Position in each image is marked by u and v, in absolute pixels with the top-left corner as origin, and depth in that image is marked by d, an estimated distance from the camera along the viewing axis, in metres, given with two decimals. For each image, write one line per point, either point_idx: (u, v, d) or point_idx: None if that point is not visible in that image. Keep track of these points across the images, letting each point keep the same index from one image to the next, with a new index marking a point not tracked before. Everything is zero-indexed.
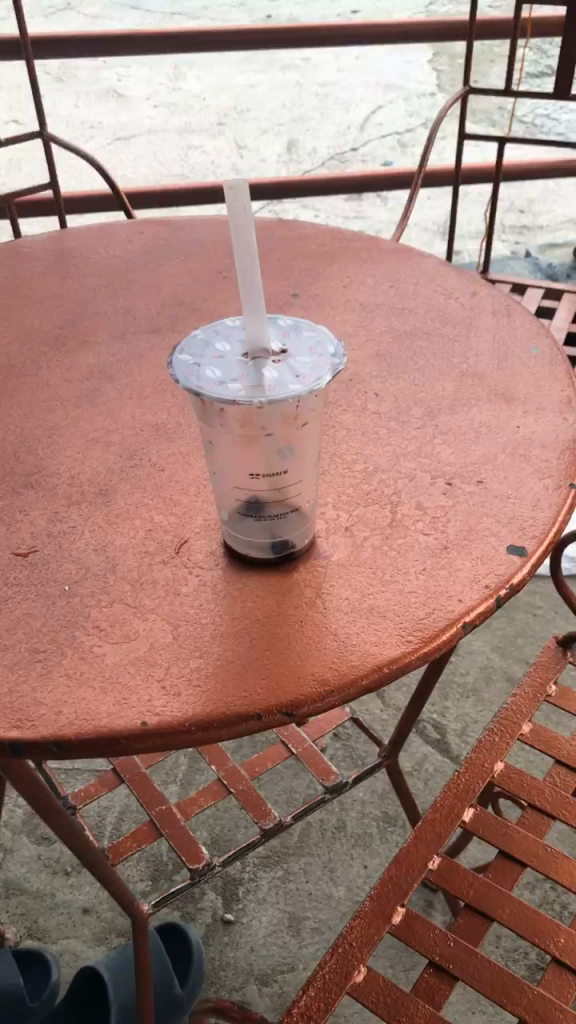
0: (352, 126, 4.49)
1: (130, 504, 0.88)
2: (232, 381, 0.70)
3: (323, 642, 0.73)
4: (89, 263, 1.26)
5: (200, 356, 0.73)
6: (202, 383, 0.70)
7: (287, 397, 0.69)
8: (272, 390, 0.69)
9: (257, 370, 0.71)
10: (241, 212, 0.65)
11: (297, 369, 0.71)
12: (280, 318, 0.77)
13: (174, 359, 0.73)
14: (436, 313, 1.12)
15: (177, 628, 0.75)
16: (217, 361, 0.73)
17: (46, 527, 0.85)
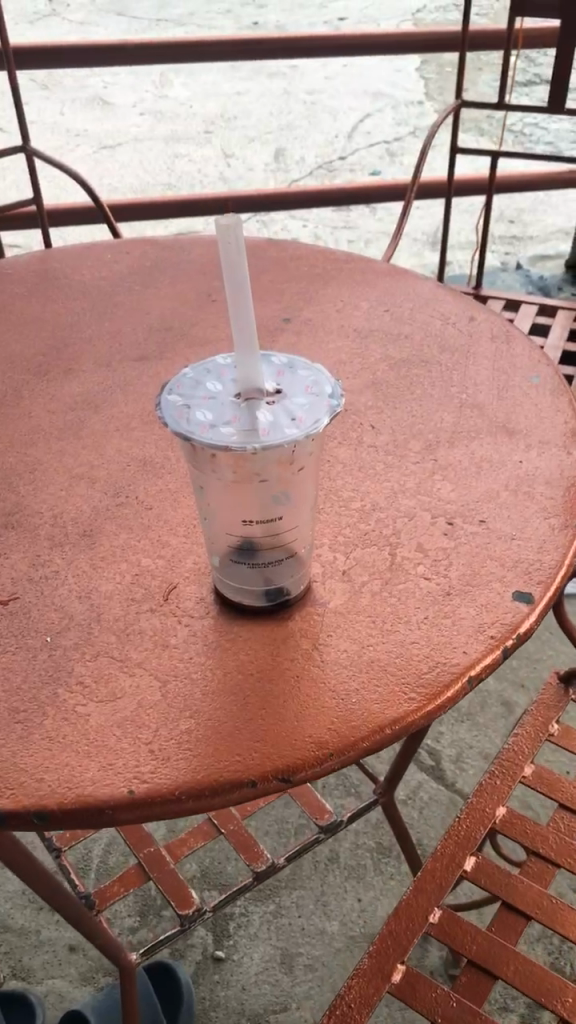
0: (340, 133, 4.28)
1: (116, 546, 0.83)
2: (223, 424, 0.67)
3: (322, 700, 0.69)
4: (73, 285, 1.22)
5: (191, 397, 0.69)
6: (192, 427, 0.66)
7: (283, 443, 0.65)
8: (266, 435, 0.65)
9: (250, 412, 0.67)
10: (232, 247, 0.62)
11: (293, 412, 0.68)
12: (274, 355, 0.74)
13: (162, 399, 0.69)
14: (433, 339, 1.08)
15: (165, 686, 0.71)
16: (208, 403, 0.69)
17: (27, 572, 0.81)
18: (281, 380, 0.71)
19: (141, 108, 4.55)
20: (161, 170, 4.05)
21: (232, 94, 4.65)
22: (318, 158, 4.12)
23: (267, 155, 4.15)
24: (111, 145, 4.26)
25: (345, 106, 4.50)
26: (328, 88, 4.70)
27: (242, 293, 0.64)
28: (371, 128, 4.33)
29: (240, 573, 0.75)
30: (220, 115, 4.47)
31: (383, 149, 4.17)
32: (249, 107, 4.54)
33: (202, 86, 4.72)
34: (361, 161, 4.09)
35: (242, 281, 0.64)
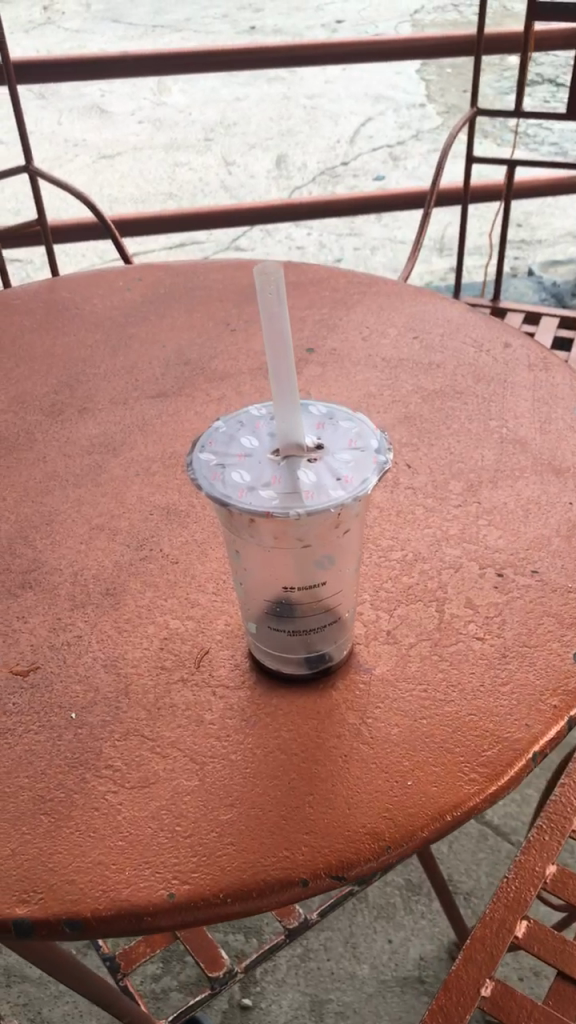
0: (342, 139, 4.20)
1: (141, 606, 0.77)
2: (263, 485, 0.61)
3: (376, 786, 0.64)
4: (85, 315, 1.16)
5: (225, 454, 0.64)
6: (229, 489, 0.61)
7: (328, 508, 0.59)
8: (311, 498, 0.59)
9: (291, 472, 0.62)
10: (273, 295, 0.57)
11: (338, 470, 0.62)
12: (313, 403, 0.68)
13: (194, 457, 0.64)
14: (467, 368, 1.02)
15: (203, 769, 0.65)
16: (245, 461, 0.63)
17: (48, 638, 0.75)
18: (321, 433, 0.65)
19: (139, 118, 4.48)
20: (161, 179, 3.97)
21: (231, 99, 4.62)
22: (321, 165, 4.02)
23: (268, 162, 4.08)
24: (109, 154, 4.19)
25: (346, 111, 4.45)
26: (328, 93, 4.64)
27: (283, 345, 0.59)
28: (373, 133, 4.26)
29: (281, 641, 0.69)
30: (219, 121, 4.43)
31: (386, 153, 4.10)
32: (250, 113, 4.49)
33: (201, 93, 4.69)
34: (364, 167, 4.02)
35: (283, 332, 0.59)
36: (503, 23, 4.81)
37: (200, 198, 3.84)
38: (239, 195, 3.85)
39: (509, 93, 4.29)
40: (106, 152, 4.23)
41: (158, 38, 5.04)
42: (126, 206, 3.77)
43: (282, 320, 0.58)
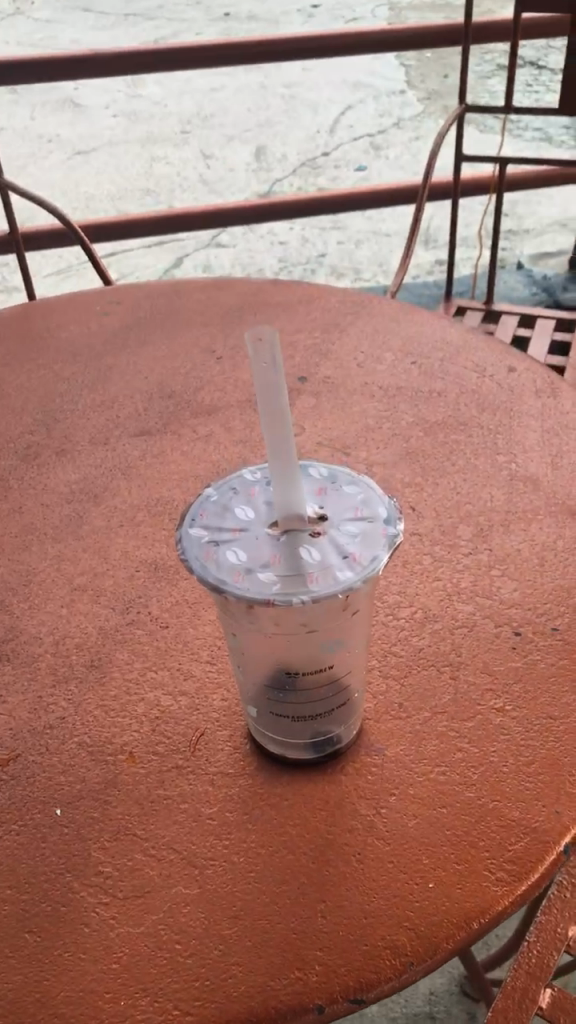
0: (321, 129, 4.12)
1: (129, 680, 0.71)
2: (261, 566, 0.55)
3: (394, 890, 0.58)
4: (61, 346, 1.09)
5: (218, 528, 0.57)
6: (223, 573, 0.54)
7: (335, 593, 0.53)
8: (316, 582, 0.53)
9: (291, 549, 0.56)
10: (268, 363, 0.51)
11: (344, 544, 0.56)
12: (313, 466, 0.62)
13: (183, 531, 0.57)
14: (470, 397, 0.96)
15: (204, 874, 0.59)
16: (240, 536, 0.57)
17: (28, 721, 0.69)
18: (323, 499, 0.59)
19: (113, 111, 4.38)
20: (138, 175, 3.88)
21: (208, 90, 4.52)
22: (301, 155, 3.93)
23: (247, 154, 3.99)
24: (84, 149, 4.09)
25: (325, 100, 4.36)
26: (306, 82, 4.55)
27: (280, 415, 0.54)
28: (353, 121, 4.18)
29: (283, 727, 0.63)
30: (196, 113, 4.33)
31: (367, 142, 4.01)
32: (227, 104, 4.39)
33: (176, 84, 4.59)
34: (345, 156, 3.93)
35: (279, 400, 0.53)
36: (484, 5, 4.71)
37: (178, 193, 3.75)
38: (218, 189, 3.76)
39: (491, 76, 4.20)
40: (81, 147, 4.12)
41: (130, 26, 4.91)
42: (103, 205, 3.68)
43: (278, 389, 0.52)
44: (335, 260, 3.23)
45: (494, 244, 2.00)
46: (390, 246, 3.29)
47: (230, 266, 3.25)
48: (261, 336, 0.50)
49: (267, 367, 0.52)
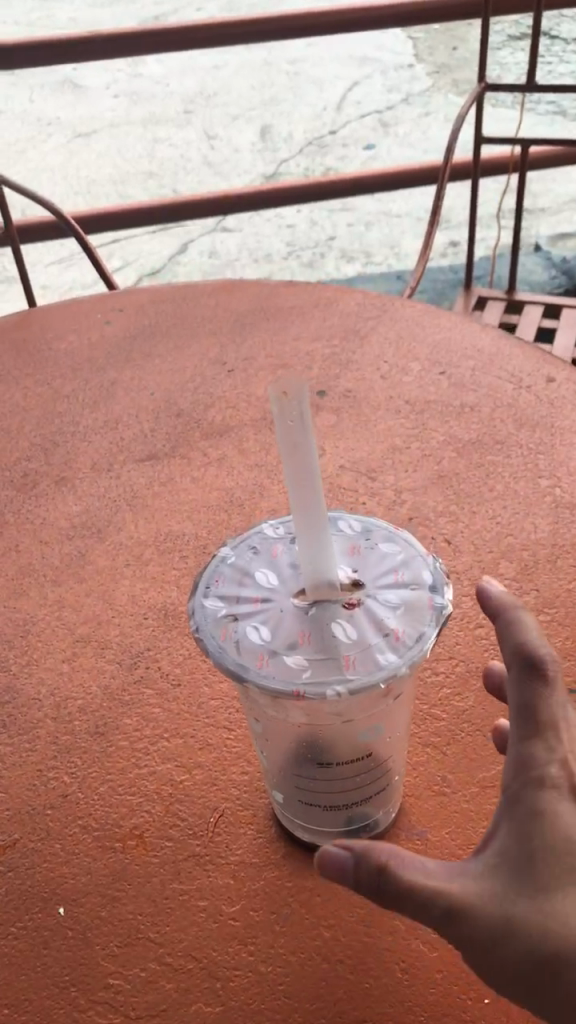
0: (328, 106, 3.99)
1: (138, 751, 0.64)
2: (287, 648, 0.47)
3: (444, 1005, 0.50)
4: (59, 358, 1.02)
5: (237, 599, 0.50)
6: (245, 657, 0.47)
7: (377, 682, 0.45)
8: (353, 668, 0.45)
9: (323, 626, 0.48)
10: (295, 419, 0.46)
11: (389, 619, 0.48)
12: (343, 520, 0.55)
13: (196, 605, 0.50)
14: (506, 411, 0.88)
15: (227, 989, 0.52)
16: (262, 607, 0.49)
17: (27, 801, 0.61)
18: (357, 560, 0.52)
19: (114, 91, 4.27)
20: (141, 157, 3.77)
21: (211, 68, 4.39)
22: (307, 134, 3.81)
23: (252, 134, 3.87)
24: (85, 131, 3.98)
25: (331, 76, 4.23)
26: (311, 57, 4.42)
27: (310, 480, 0.47)
28: (361, 97, 4.05)
29: (313, 815, 0.55)
30: (199, 91, 4.21)
31: (376, 119, 3.89)
32: (231, 82, 4.27)
33: (177, 62, 4.46)
34: (353, 134, 3.81)
35: (308, 460, 0.47)
36: None
37: (181, 176, 3.64)
38: (223, 170, 3.65)
39: (502, 47, 4.05)
40: (81, 129, 4.01)
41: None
42: (105, 189, 3.57)
43: (308, 449, 0.47)
44: (345, 243, 3.13)
45: (515, 226, 1.90)
46: (402, 227, 3.19)
47: (237, 251, 3.16)
48: (286, 386, 0.45)
49: (293, 422, 0.46)
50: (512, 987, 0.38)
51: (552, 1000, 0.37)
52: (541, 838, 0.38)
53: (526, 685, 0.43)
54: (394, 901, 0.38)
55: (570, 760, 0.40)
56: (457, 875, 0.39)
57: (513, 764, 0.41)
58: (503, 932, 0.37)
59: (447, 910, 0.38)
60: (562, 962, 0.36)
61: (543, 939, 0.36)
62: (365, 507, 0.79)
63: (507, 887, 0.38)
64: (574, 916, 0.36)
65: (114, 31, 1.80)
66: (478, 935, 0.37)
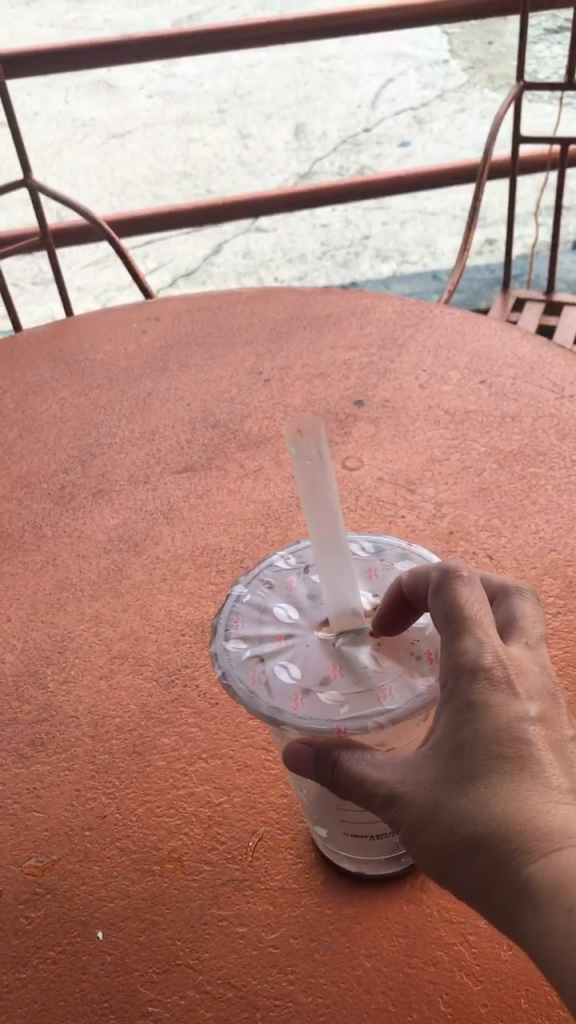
0: (362, 104, 3.97)
1: (175, 771, 0.63)
2: (320, 686, 0.48)
3: None
4: (95, 369, 1.02)
5: (261, 639, 0.51)
6: (279, 701, 0.47)
7: (419, 707, 0.46)
8: (391, 697, 0.47)
9: (351, 659, 0.50)
10: (314, 459, 0.48)
11: (419, 642, 0.51)
12: (355, 541, 0.58)
13: (219, 647, 0.50)
14: (548, 420, 0.87)
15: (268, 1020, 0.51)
16: (287, 645, 0.50)
17: (65, 822, 0.61)
18: (375, 582, 0.55)
19: (148, 91, 4.27)
20: (174, 158, 3.78)
21: (244, 67, 4.38)
22: (342, 132, 3.79)
23: (286, 132, 3.86)
24: (120, 132, 3.99)
25: (366, 73, 4.21)
26: (345, 55, 4.40)
27: (332, 518, 0.49)
28: (395, 94, 4.03)
29: (360, 848, 0.55)
30: (233, 91, 4.20)
31: (410, 117, 3.86)
32: (264, 80, 4.25)
33: (211, 61, 4.46)
34: (387, 132, 3.79)
35: (328, 496, 0.49)
36: None
37: (216, 176, 3.65)
38: (258, 171, 3.64)
39: (538, 41, 3.99)
40: (116, 131, 4.00)
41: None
42: (140, 191, 3.58)
43: (327, 487, 0.49)
44: (380, 242, 3.11)
45: (552, 227, 1.86)
46: (437, 225, 3.16)
47: (271, 252, 3.15)
48: (302, 426, 0.48)
49: (312, 463, 0.49)
50: (438, 868, 0.41)
51: (469, 877, 0.40)
52: (474, 727, 0.41)
53: (445, 591, 0.46)
54: (346, 788, 0.45)
55: (504, 656, 0.43)
56: (389, 770, 0.44)
57: (449, 666, 0.44)
58: (430, 814, 0.41)
59: (387, 793, 0.43)
60: (478, 836, 0.39)
61: (465, 824, 0.39)
62: (405, 519, 0.78)
63: (440, 772, 0.41)
64: (493, 803, 0.39)
65: (149, 34, 1.79)
66: (410, 816, 0.42)
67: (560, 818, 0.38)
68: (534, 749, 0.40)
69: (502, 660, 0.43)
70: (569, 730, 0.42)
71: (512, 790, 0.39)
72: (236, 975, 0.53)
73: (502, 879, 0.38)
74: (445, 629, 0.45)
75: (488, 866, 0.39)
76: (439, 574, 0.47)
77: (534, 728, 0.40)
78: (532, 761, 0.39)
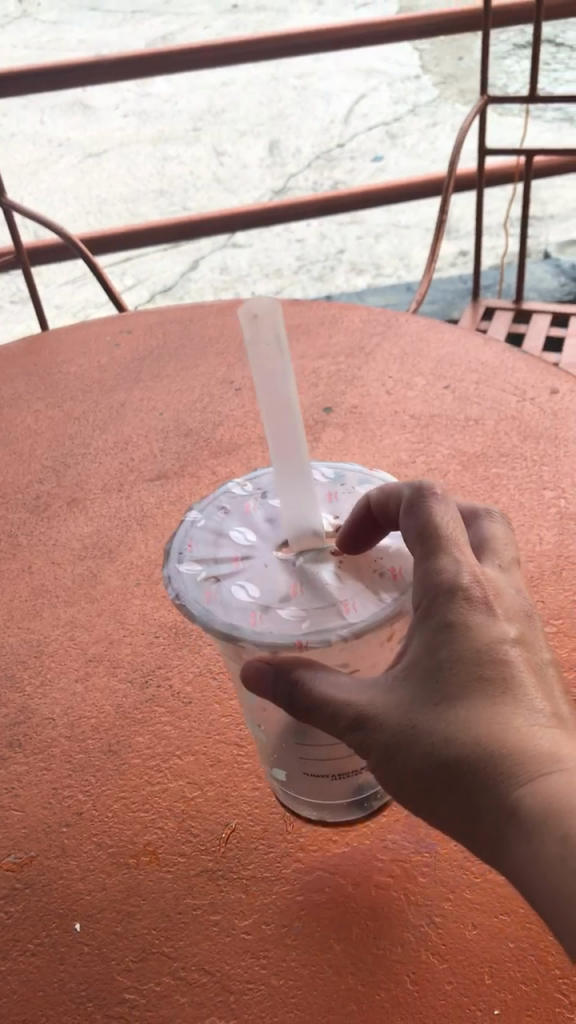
0: (335, 120, 4.02)
1: (150, 766, 0.65)
2: (279, 603, 0.50)
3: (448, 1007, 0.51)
4: (69, 382, 1.04)
5: (217, 562, 0.53)
6: (237, 616, 0.49)
7: (378, 619, 0.48)
8: (354, 610, 0.49)
9: (310, 577, 0.52)
10: (271, 348, 0.51)
11: (383, 560, 0.54)
12: (315, 469, 0.62)
13: (173, 568, 0.53)
14: (511, 422, 0.90)
15: (241, 1002, 0.52)
16: (243, 567, 0.53)
17: (43, 819, 0.63)
18: (335, 504, 0.59)
19: (124, 110, 4.30)
20: (151, 176, 3.81)
21: (218, 85, 4.43)
22: (315, 148, 3.84)
23: (260, 149, 3.91)
24: (96, 151, 4.03)
25: (338, 89, 4.26)
26: (318, 72, 4.45)
27: (286, 410, 0.52)
28: (368, 109, 4.08)
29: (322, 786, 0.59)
30: (207, 109, 4.24)
31: (383, 132, 3.91)
32: (239, 98, 4.29)
33: (186, 80, 4.49)
34: (361, 147, 3.84)
35: (283, 388, 0.52)
36: None
37: (192, 193, 3.68)
38: (233, 187, 3.68)
39: (507, 56, 4.06)
40: (93, 151, 4.03)
41: (135, 8, 4.78)
42: (117, 209, 3.60)
43: (282, 378, 0.52)
44: (354, 256, 3.15)
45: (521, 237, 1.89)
46: (411, 238, 3.20)
47: (248, 266, 3.18)
48: (260, 314, 0.50)
49: (270, 354, 0.51)
50: (417, 791, 0.44)
51: (451, 798, 0.42)
52: (450, 646, 0.44)
53: (419, 507, 0.51)
54: (306, 709, 0.48)
55: (480, 577, 0.47)
56: (359, 692, 0.47)
57: (423, 583, 0.47)
58: (408, 737, 0.44)
59: (356, 715, 0.46)
60: (461, 759, 0.42)
61: (448, 746, 0.42)
62: None
63: (416, 696, 0.44)
64: (475, 723, 0.42)
65: (120, 54, 1.82)
66: (383, 737, 0.45)
67: (543, 740, 0.41)
68: (516, 669, 0.43)
69: (478, 581, 0.47)
70: (546, 652, 0.45)
71: (497, 712, 0.42)
72: (208, 964, 0.54)
73: (488, 802, 0.41)
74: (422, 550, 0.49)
75: (472, 788, 0.41)
76: (411, 493, 0.52)
77: (513, 649, 0.44)
78: (514, 683, 0.43)
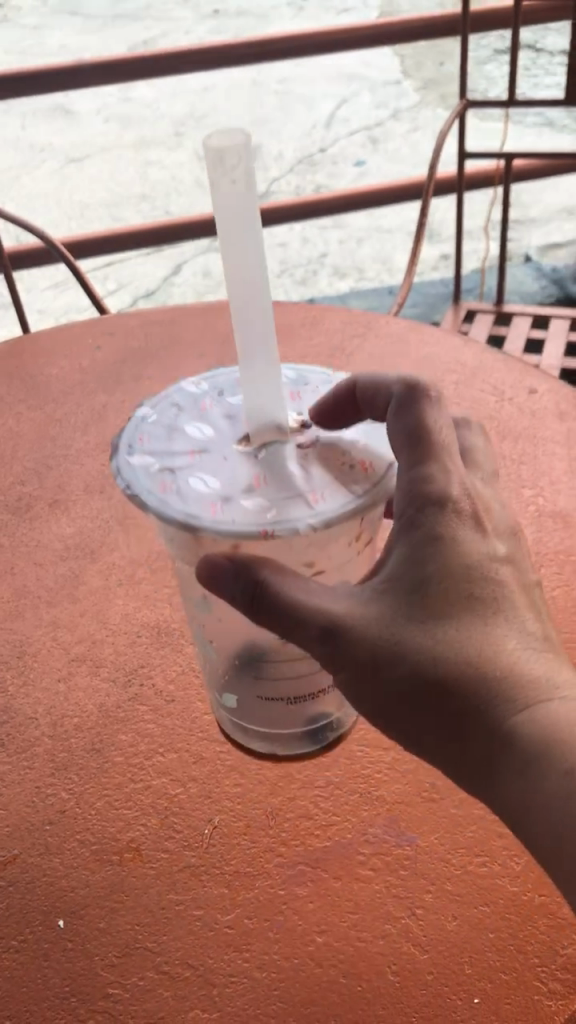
0: (317, 125, 4.03)
1: (133, 764, 0.65)
2: (242, 494, 0.54)
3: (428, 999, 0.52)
4: (51, 385, 1.04)
5: (170, 457, 0.57)
6: (197, 506, 0.53)
7: (345, 509, 0.52)
8: (322, 499, 0.53)
9: (274, 468, 0.56)
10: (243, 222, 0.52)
11: (354, 451, 0.58)
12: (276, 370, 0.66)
13: (124, 462, 0.56)
14: (489, 421, 0.91)
15: (224, 996, 0.53)
16: (199, 461, 0.56)
17: (26, 816, 0.63)
18: (298, 402, 0.63)
19: (105, 115, 4.28)
20: (133, 181, 3.80)
21: (200, 90, 4.42)
22: (297, 153, 3.85)
23: None
24: (78, 157, 4.02)
25: (320, 94, 4.27)
26: (300, 77, 4.46)
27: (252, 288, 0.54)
28: (350, 114, 4.09)
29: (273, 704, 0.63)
30: (189, 114, 4.22)
31: (365, 137, 3.93)
32: (221, 103, 4.29)
33: (167, 84, 4.47)
34: (343, 152, 3.85)
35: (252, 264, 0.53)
36: None
37: (174, 198, 3.68)
38: (216, 192, 3.69)
39: (488, 61, 4.07)
40: (74, 156, 4.02)
41: (116, 14, 4.78)
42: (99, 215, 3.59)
43: (251, 252, 0.53)
44: (337, 260, 3.16)
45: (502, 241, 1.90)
46: (393, 242, 3.22)
47: None
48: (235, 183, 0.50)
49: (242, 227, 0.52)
50: (395, 693, 0.51)
51: (433, 702, 0.50)
52: (436, 564, 0.52)
53: (411, 420, 0.57)
54: (269, 609, 0.52)
55: (467, 498, 0.54)
56: (332, 601, 0.53)
57: (409, 494, 0.54)
58: (394, 647, 0.51)
59: (327, 623, 0.52)
60: (451, 673, 0.50)
61: (438, 660, 0.50)
62: None
63: (399, 609, 0.51)
64: (465, 641, 0.50)
65: (101, 59, 1.82)
66: (359, 649, 0.51)
67: (523, 658, 0.50)
68: (503, 592, 0.52)
69: (466, 502, 0.54)
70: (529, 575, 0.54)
71: (488, 634, 0.51)
72: (191, 964, 0.54)
73: (472, 710, 0.50)
74: (411, 462, 0.55)
75: (458, 698, 0.50)
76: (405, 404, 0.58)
77: (501, 573, 0.52)
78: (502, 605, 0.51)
